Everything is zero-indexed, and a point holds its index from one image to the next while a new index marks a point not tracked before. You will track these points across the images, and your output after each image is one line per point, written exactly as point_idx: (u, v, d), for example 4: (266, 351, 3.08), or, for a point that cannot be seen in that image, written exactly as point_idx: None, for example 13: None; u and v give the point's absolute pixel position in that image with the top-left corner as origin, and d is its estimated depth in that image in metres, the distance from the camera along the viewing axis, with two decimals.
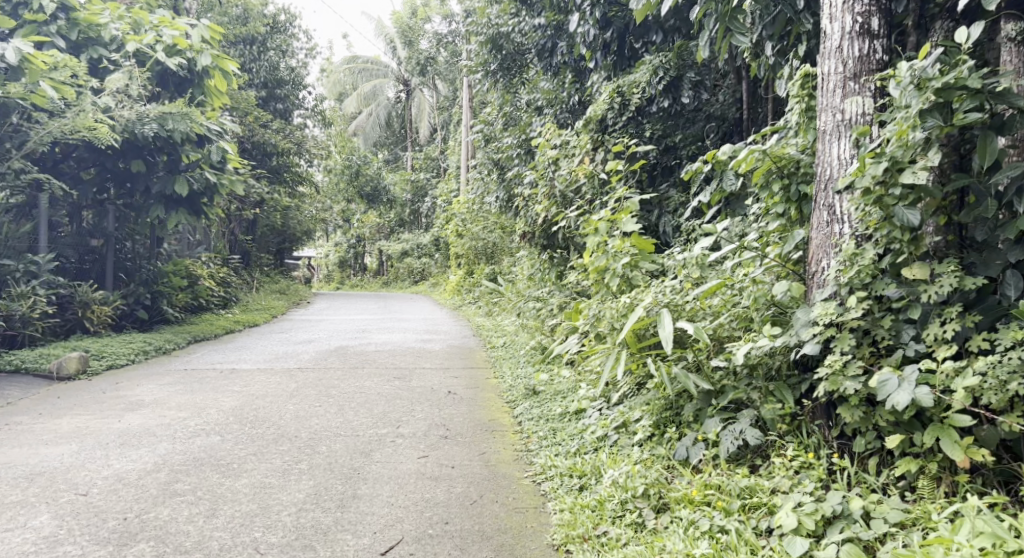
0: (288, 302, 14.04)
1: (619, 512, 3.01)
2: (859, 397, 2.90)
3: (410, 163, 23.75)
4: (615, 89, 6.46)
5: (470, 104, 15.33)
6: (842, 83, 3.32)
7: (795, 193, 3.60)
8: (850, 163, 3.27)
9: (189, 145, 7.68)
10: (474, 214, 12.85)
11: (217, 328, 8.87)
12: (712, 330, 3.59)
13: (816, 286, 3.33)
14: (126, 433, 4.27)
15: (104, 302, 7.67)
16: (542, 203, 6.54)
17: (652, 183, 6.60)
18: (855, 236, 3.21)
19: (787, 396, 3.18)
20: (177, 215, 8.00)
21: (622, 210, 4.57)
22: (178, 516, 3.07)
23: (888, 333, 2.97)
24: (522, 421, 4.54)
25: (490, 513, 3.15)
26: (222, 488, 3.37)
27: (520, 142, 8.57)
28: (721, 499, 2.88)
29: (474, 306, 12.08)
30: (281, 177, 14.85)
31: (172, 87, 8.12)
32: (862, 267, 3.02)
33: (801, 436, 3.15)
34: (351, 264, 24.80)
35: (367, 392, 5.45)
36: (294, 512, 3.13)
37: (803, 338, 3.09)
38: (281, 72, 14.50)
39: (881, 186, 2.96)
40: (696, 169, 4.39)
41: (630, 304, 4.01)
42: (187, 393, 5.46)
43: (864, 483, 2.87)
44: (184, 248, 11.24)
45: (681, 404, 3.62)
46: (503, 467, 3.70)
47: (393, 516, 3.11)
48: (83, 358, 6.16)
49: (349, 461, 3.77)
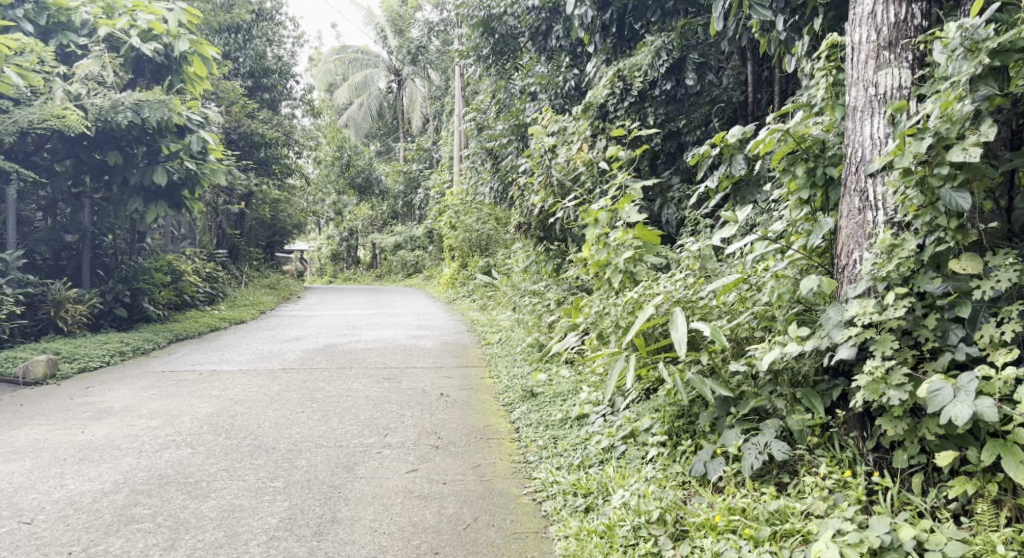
0: (277, 296, 13.61)
1: (631, 539, 2.65)
2: (904, 407, 2.57)
3: (402, 155, 23.21)
4: (616, 73, 6.07)
5: (463, 92, 14.96)
6: (875, 52, 2.94)
7: (822, 176, 3.23)
8: (885, 142, 2.90)
9: (168, 135, 7.27)
10: (467, 206, 12.47)
11: (200, 325, 8.50)
12: (729, 330, 3.26)
13: (848, 280, 2.97)
14: (88, 446, 3.92)
15: (79, 301, 7.31)
16: (540, 192, 6.16)
17: (655, 171, 6.25)
18: (892, 224, 2.85)
19: (817, 404, 2.84)
20: (157, 208, 7.58)
21: (624, 199, 4.28)
22: (132, 549, 2.72)
23: (933, 335, 2.62)
24: (520, 427, 4.19)
25: (485, 540, 2.81)
26: (185, 512, 3.02)
27: (514, 129, 8.27)
28: (748, 527, 2.54)
29: (468, 300, 11.71)
30: (270, 169, 14.45)
31: (148, 74, 7.62)
32: (904, 259, 2.67)
33: (833, 450, 2.81)
34: (344, 257, 24.49)
35: (354, 396, 5.09)
36: (264, 541, 2.78)
37: (836, 341, 2.74)
38: (267, 61, 14.14)
39: (924, 165, 2.63)
40: (704, 153, 4.12)
41: (636, 301, 3.65)
42: (161, 397, 5.10)
43: (908, 505, 2.54)
44: (168, 243, 10.90)
45: (695, 412, 3.31)
46: (500, 483, 3.35)
47: (375, 546, 2.76)
48: (52, 361, 5.80)
49: (330, 478, 3.42)
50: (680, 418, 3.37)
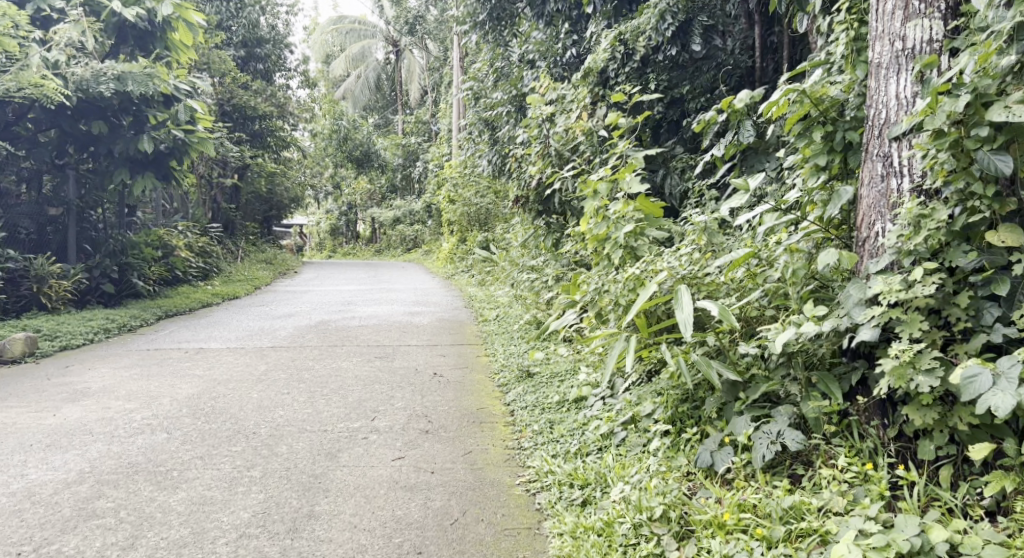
0: (273, 270, 13.38)
1: (631, 539, 2.45)
2: (934, 395, 2.34)
3: (400, 128, 22.82)
4: (617, 37, 5.69)
5: (461, 63, 14.62)
6: (904, 2, 2.65)
7: (841, 141, 2.98)
8: (913, 102, 2.63)
9: (155, 105, 6.98)
10: (466, 179, 12.11)
11: (191, 301, 8.26)
12: (739, 309, 3.02)
13: (869, 254, 2.72)
14: (57, 431, 3.71)
15: (63, 276, 7.07)
16: (536, 163, 5.84)
17: (658, 140, 5.98)
18: (919, 192, 2.58)
19: (834, 390, 2.61)
20: (144, 179, 7.29)
21: (625, 168, 4.00)
22: (87, 549, 2.51)
23: (966, 315, 2.39)
24: (515, 410, 3.96)
25: (473, 537, 2.60)
26: (151, 506, 2.80)
27: (512, 98, 7.96)
28: (760, 526, 2.34)
29: (467, 275, 11.45)
30: (264, 142, 14.12)
31: (131, 41, 7.24)
32: (933, 230, 2.42)
33: (852, 439, 2.59)
34: (343, 232, 24.17)
35: (343, 376, 4.86)
36: (232, 540, 2.57)
37: (858, 322, 2.50)
38: (260, 30, 13.78)
39: (958, 126, 2.38)
40: (710, 119, 3.84)
41: (638, 278, 3.39)
42: (142, 378, 4.88)
43: (937, 501, 2.33)
44: (159, 217, 10.67)
45: (701, 396, 3.07)
46: (493, 472, 3.14)
47: (354, 544, 2.55)
48: (31, 339, 5.58)
49: (311, 466, 3.20)
50: (684, 402, 3.14)
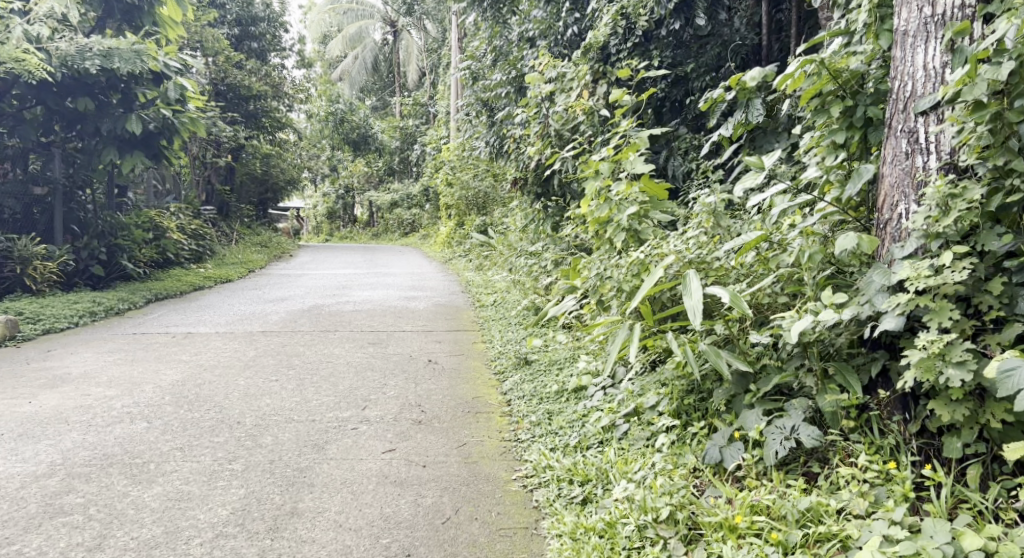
0: (267, 253, 13.15)
1: (635, 542, 2.28)
2: (965, 388, 2.17)
3: (398, 110, 22.48)
4: (619, 11, 5.44)
5: (460, 44, 14.31)
6: None
7: (860, 116, 2.79)
8: (943, 73, 2.44)
9: (144, 82, 6.75)
10: (463, 161, 11.87)
11: (183, 284, 8.07)
12: (749, 296, 2.84)
13: (891, 238, 2.53)
14: (31, 420, 3.53)
15: (48, 257, 6.86)
16: (535, 144, 5.64)
17: (660, 120, 5.76)
18: (947, 169, 2.40)
19: (853, 382, 2.43)
20: (133, 158, 7.00)
21: (628, 146, 3.77)
22: (50, 550, 2.35)
23: (999, 301, 2.21)
24: (512, 400, 3.78)
25: (466, 538, 2.44)
26: (123, 502, 2.63)
27: (511, 78, 7.71)
28: (775, 530, 2.17)
29: (465, 259, 11.23)
30: (259, 122, 13.73)
31: (118, 15, 6.99)
32: (964, 211, 2.24)
33: (871, 435, 2.42)
34: (339, 215, 23.37)
35: (334, 363, 4.69)
36: (208, 540, 2.40)
37: (881, 310, 2.32)
38: (254, 8, 13.49)
39: (998, 98, 2.21)
40: (717, 97, 3.61)
41: (642, 263, 3.22)
42: (125, 363, 4.70)
43: (966, 503, 2.17)
44: (151, 198, 10.45)
45: (708, 388, 2.90)
46: (488, 467, 2.96)
47: (339, 545, 2.39)
48: (11, 322, 5.40)
49: (296, 459, 3.03)
50: (689, 394, 2.97)
